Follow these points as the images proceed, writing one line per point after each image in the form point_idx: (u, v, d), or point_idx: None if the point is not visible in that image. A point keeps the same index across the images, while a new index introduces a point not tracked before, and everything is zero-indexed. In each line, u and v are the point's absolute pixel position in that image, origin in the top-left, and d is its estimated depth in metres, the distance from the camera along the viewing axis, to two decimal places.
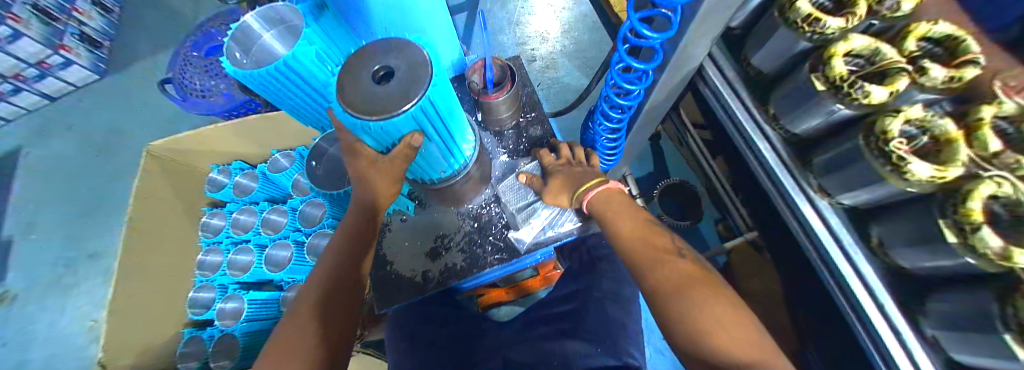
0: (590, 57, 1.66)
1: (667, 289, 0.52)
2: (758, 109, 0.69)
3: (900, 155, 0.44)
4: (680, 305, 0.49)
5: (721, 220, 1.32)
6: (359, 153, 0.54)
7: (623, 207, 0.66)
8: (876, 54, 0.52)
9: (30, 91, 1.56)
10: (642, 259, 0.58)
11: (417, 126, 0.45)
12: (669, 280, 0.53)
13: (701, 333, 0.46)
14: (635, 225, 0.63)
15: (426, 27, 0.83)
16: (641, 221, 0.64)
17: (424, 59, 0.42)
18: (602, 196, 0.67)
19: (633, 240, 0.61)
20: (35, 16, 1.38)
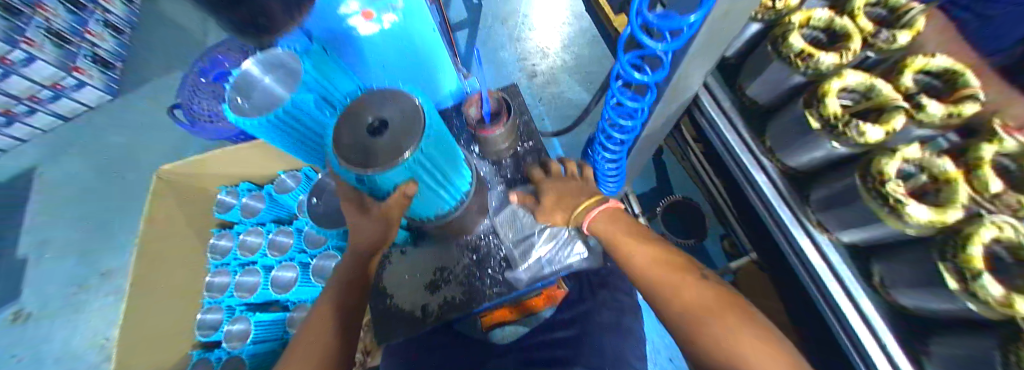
0: (590, 71, 1.67)
1: (690, 314, 0.50)
2: (756, 141, 0.69)
3: (898, 197, 0.45)
4: (709, 334, 0.47)
5: (727, 237, 1.31)
6: (360, 205, 0.57)
7: (627, 227, 0.65)
8: (870, 90, 0.52)
9: (45, 112, 1.60)
10: (658, 281, 0.56)
11: (412, 175, 0.47)
12: (694, 301, 0.51)
13: (730, 356, 0.43)
14: (644, 247, 0.61)
15: (424, 63, 0.84)
16: (651, 245, 0.62)
17: (415, 111, 0.45)
18: (604, 216, 0.68)
19: (647, 264, 0.59)
20: (48, 39, 1.42)
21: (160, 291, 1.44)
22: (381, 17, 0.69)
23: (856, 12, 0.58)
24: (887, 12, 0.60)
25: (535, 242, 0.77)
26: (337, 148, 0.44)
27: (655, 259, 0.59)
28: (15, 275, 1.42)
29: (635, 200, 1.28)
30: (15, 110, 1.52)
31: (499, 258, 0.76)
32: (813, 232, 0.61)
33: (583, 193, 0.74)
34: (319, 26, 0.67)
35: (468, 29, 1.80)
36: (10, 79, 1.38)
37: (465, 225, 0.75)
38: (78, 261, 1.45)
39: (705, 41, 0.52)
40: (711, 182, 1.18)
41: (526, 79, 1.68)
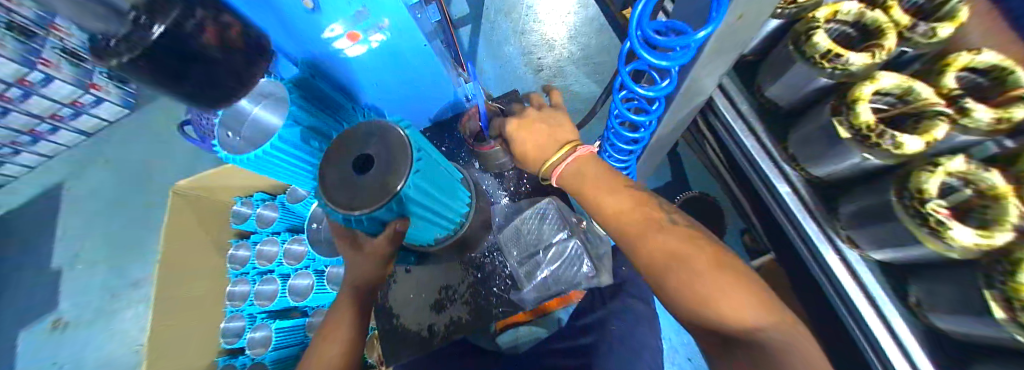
0: (598, 63, 1.61)
1: (661, 260, 0.45)
2: (777, 148, 0.65)
3: (940, 218, 0.41)
4: (677, 276, 0.42)
5: (748, 231, 1.18)
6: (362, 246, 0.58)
7: (597, 173, 0.57)
8: (908, 93, 0.47)
9: (67, 128, 1.57)
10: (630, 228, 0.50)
11: (400, 211, 0.47)
12: (661, 250, 0.45)
13: (699, 303, 0.40)
14: (613, 194, 0.54)
15: (420, 76, 0.77)
16: (623, 190, 0.54)
17: (401, 144, 0.45)
18: (572, 167, 0.58)
19: (618, 215, 0.52)
20: (65, 58, 1.33)
21: (177, 304, 1.45)
22: (367, 37, 0.60)
23: (891, 3, 0.52)
24: (924, 0, 0.55)
25: (542, 261, 0.74)
26: (325, 190, 0.46)
27: (629, 209, 0.51)
28: (51, 285, 1.48)
29: None
30: (39, 129, 1.49)
31: (504, 276, 0.74)
32: (842, 248, 0.57)
33: (555, 139, 0.61)
34: (293, 45, 0.58)
35: (471, 24, 1.75)
36: (32, 99, 1.35)
37: (467, 242, 0.75)
38: (106, 274, 1.50)
39: (715, 49, 0.48)
40: (728, 178, 1.12)
41: (532, 74, 1.62)
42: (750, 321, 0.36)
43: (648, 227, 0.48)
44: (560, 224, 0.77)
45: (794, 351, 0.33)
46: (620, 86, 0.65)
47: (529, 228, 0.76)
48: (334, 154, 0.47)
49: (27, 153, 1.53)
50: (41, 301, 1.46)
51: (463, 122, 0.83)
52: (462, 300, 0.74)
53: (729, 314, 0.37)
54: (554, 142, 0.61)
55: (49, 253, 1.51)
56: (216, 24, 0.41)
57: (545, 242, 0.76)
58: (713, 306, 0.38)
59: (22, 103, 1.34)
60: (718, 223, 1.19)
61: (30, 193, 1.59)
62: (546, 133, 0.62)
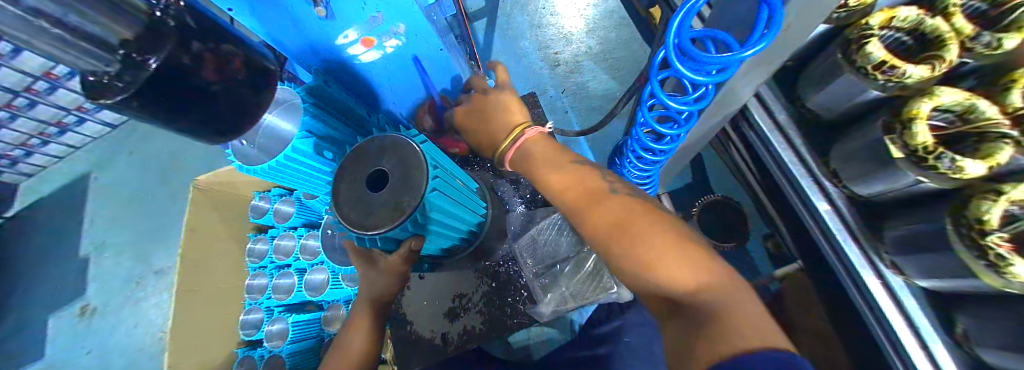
0: (617, 58, 1.56)
1: (606, 231, 0.45)
2: (819, 164, 0.62)
3: (1000, 252, 0.38)
4: (617, 244, 0.43)
5: (772, 236, 1.14)
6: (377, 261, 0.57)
7: (547, 152, 0.56)
8: (970, 111, 0.43)
9: (93, 120, 1.60)
10: (577, 201, 0.50)
11: (413, 230, 0.47)
12: (606, 219, 0.45)
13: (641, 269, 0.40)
14: (559, 171, 0.53)
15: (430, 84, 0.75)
16: (569, 166, 0.54)
17: (418, 163, 0.43)
18: (523, 147, 0.59)
19: (567, 192, 0.52)
20: None
21: (199, 298, 1.50)
22: (382, 43, 0.58)
23: (953, 9, 0.47)
24: (986, 5, 0.50)
25: (558, 272, 0.75)
26: (337, 205, 0.45)
27: (574, 183, 0.52)
28: (79, 272, 1.54)
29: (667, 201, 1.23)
30: (66, 120, 1.53)
31: (519, 287, 0.73)
32: (884, 272, 0.55)
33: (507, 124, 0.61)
34: (300, 43, 0.55)
35: (486, 17, 1.71)
36: (58, 92, 1.39)
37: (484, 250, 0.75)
38: (128, 265, 1.55)
39: (758, 59, 0.45)
40: (754, 184, 1.08)
41: (549, 69, 1.59)
42: (684, 281, 0.36)
43: (592, 198, 0.48)
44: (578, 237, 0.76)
45: (723, 304, 0.32)
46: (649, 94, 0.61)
47: (541, 237, 0.77)
48: (347, 168, 0.46)
49: (55, 143, 1.57)
50: (69, 289, 1.52)
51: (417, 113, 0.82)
52: (476, 309, 0.73)
53: (664, 276, 0.37)
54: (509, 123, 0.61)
55: (78, 240, 1.57)
56: (216, 55, 0.36)
57: (563, 255, 0.76)
58: (650, 272, 0.39)
59: (49, 96, 1.39)
60: (742, 228, 1.14)
61: (55, 185, 1.63)
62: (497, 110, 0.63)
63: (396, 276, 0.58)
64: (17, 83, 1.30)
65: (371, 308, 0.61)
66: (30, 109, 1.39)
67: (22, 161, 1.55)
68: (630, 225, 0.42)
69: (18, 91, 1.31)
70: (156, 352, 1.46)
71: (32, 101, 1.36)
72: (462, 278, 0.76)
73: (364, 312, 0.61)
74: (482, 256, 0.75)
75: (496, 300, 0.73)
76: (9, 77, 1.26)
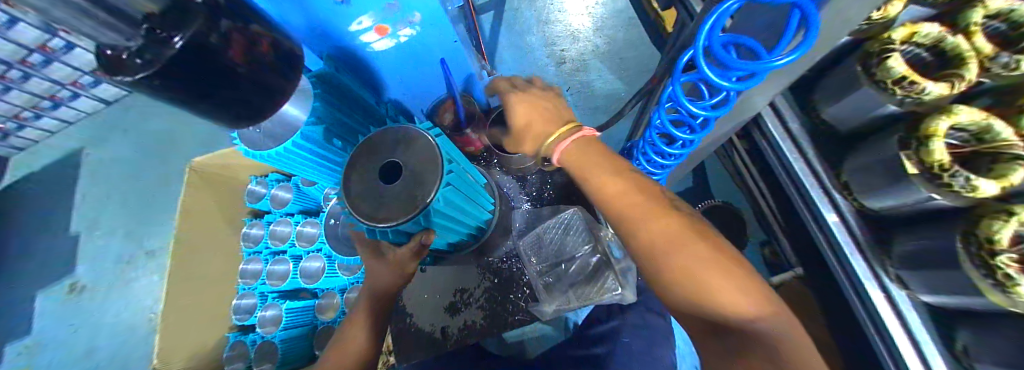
0: (625, 58, 1.56)
1: (660, 248, 0.44)
2: (829, 176, 0.62)
3: (1008, 272, 0.38)
4: (672, 265, 0.42)
5: (769, 244, 1.17)
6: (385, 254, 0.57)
7: (601, 156, 0.55)
8: (986, 131, 0.42)
9: (88, 96, 1.57)
10: (629, 210, 0.48)
11: (423, 224, 0.46)
12: (661, 236, 0.44)
13: (700, 293, 0.40)
14: (610, 176, 0.52)
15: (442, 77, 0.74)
16: (625, 173, 0.52)
17: (435, 156, 0.42)
18: (579, 146, 0.57)
19: (615, 199, 0.50)
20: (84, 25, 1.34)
21: (195, 279, 1.50)
22: (396, 31, 0.57)
23: (974, 28, 0.48)
24: (1005, 26, 0.50)
25: (562, 271, 0.75)
26: (350, 198, 0.44)
27: (625, 192, 0.50)
28: (70, 249, 1.51)
29: None
30: (60, 94, 1.49)
31: (522, 284, 0.73)
32: (888, 286, 0.55)
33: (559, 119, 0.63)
34: (313, 27, 0.54)
35: (493, 10, 1.69)
36: (53, 66, 1.38)
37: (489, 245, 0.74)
38: (120, 245, 1.53)
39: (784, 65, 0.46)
40: (757, 191, 1.08)
41: (555, 66, 1.58)
42: (746, 311, 0.37)
43: (646, 211, 0.47)
44: (587, 237, 0.76)
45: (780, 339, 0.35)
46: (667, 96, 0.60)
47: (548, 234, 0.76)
48: (359, 159, 0.45)
49: (48, 117, 1.53)
50: (58, 266, 1.50)
51: (438, 111, 0.79)
52: (477, 305, 0.73)
53: (728, 305, 0.38)
54: (557, 120, 0.62)
55: (69, 217, 1.54)
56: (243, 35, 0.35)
57: (568, 255, 0.75)
58: (713, 299, 0.39)
59: (44, 69, 1.37)
60: (738, 234, 1.16)
61: (46, 160, 1.60)
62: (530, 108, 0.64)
63: (399, 274, 0.57)
64: (13, 54, 1.27)
65: (371, 304, 0.60)
66: (24, 80, 1.37)
67: (14, 135, 1.52)
68: (687, 245, 0.42)
69: (13, 62, 1.28)
70: (148, 333, 1.45)
71: (26, 73, 1.34)
72: (464, 274, 0.76)
73: (365, 303, 0.61)
74: (485, 252, 0.75)
75: (498, 297, 0.73)
76: (4, 47, 1.23)
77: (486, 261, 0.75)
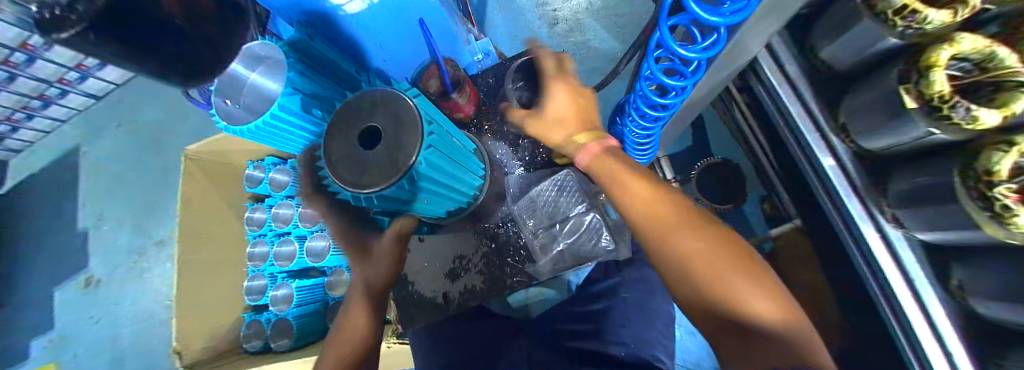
0: (620, 15, 1.48)
1: (691, 264, 0.45)
2: (826, 118, 0.60)
3: (1007, 204, 0.36)
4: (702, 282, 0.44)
5: (768, 198, 1.16)
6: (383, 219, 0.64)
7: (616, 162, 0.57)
8: (987, 59, 0.40)
9: (76, 92, 1.52)
10: (652, 224, 0.49)
11: (410, 189, 0.46)
12: (689, 251, 0.45)
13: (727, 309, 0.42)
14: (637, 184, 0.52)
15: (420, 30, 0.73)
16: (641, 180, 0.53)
17: (414, 117, 0.41)
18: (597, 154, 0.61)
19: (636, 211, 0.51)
20: None
21: (203, 264, 1.53)
22: None
23: None
24: None
25: (558, 233, 0.75)
26: (332, 164, 0.43)
27: (647, 202, 0.51)
28: (80, 245, 1.54)
29: (668, 165, 1.22)
30: (48, 93, 1.45)
31: (518, 247, 0.74)
32: (883, 225, 0.55)
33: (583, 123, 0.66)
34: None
35: None
36: (37, 64, 1.31)
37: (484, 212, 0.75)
38: (129, 238, 1.56)
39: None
40: (757, 145, 1.07)
41: (548, 28, 1.51)
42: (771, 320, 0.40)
43: (669, 227, 0.48)
44: (579, 197, 0.76)
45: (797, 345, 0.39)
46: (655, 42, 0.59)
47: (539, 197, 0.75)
48: (337, 125, 0.44)
49: (40, 117, 1.51)
50: (72, 262, 1.54)
51: (423, 81, 0.74)
52: (477, 268, 0.75)
53: (755, 312, 0.41)
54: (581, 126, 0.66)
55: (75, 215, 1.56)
56: None
57: (562, 215, 0.76)
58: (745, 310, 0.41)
59: (27, 68, 1.32)
60: (735, 193, 1.16)
61: (45, 160, 1.59)
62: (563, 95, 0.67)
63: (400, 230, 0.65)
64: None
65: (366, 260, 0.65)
66: (11, 82, 1.34)
67: (10, 137, 1.50)
68: (715, 265, 0.43)
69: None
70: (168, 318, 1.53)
71: (10, 73, 1.30)
72: (461, 238, 0.77)
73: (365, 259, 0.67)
74: (480, 217, 0.76)
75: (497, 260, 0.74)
76: None
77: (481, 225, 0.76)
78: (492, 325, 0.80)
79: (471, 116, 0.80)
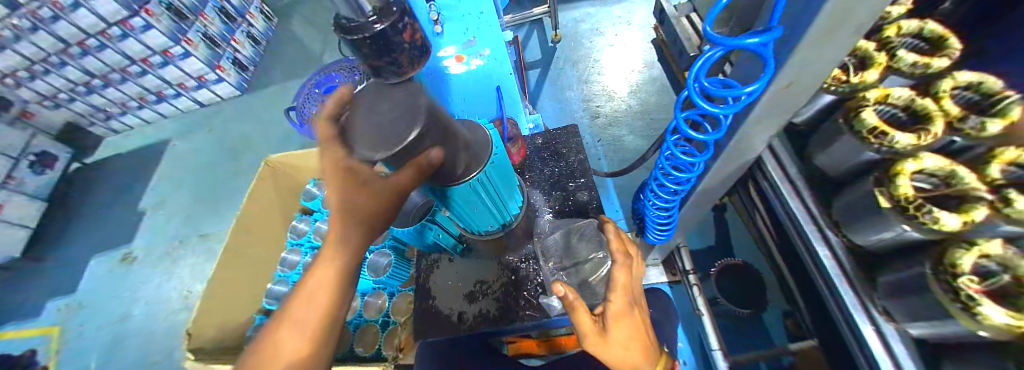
0: (653, 119, 1.74)
1: None
2: (821, 213, 0.66)
3: (970, 294, 0.42)
4: None
5: (791, 315, 1.20)
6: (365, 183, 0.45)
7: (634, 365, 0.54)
8: (951, 175, 0.50)
9: (208, 89, 2.31)
10: None
11: (463, 193, 0.58)
12: None
13: None
14: None
15: (504, 85, 1.06)
16: None
17: (486, 140, 0.57)
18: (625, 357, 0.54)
19: None
20: (204, 42, 2.10)
21: (247, 258, 1.67)
22: (469, 61, 1.00)
23: (942, 94, 0.56)
24: (978, 97, 0.55)
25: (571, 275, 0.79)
26: None
27: None
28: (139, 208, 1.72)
29: (686, 256, 1.24)
30: (187, 84, 2.24)
31: (535, 283, 0.83)
32: (876, 320, 0.54)
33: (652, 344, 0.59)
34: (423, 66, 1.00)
35: (539, 68, 2.03)
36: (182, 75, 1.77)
37: (409, 93, 0.41)
38: None
39: (782, 90, 0.51)
40: (772, 245, 0.96)
41: (589, 119, 1.80)
42: None
43: None
44: (599, 244, 0.78)
45: None
46: (682, 115, 0.67)
47: (450, 164, 0.50)
48: None
49: (184, 97, 2.31)
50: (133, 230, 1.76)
51: None
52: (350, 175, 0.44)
53: None
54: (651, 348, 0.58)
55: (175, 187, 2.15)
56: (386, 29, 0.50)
57: (580, 258, 0.79)
58: None
59: (141, 34, 1.87)
60: (753, 296, 1.25)
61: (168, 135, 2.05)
62: (627, 341, 0.54)
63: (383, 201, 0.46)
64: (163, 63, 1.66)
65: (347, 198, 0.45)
66: (162, 68, 2.11)
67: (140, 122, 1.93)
68: None
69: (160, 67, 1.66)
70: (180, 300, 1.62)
71: (167, 61, 2.06)
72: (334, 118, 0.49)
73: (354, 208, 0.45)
74: (402, 120, 0.39)
75: (395, 199, 0.47)
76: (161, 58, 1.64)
77: (416, 133, 0.39)
78: (474, 355, 0.79)
79: (517, 164, 0.99)
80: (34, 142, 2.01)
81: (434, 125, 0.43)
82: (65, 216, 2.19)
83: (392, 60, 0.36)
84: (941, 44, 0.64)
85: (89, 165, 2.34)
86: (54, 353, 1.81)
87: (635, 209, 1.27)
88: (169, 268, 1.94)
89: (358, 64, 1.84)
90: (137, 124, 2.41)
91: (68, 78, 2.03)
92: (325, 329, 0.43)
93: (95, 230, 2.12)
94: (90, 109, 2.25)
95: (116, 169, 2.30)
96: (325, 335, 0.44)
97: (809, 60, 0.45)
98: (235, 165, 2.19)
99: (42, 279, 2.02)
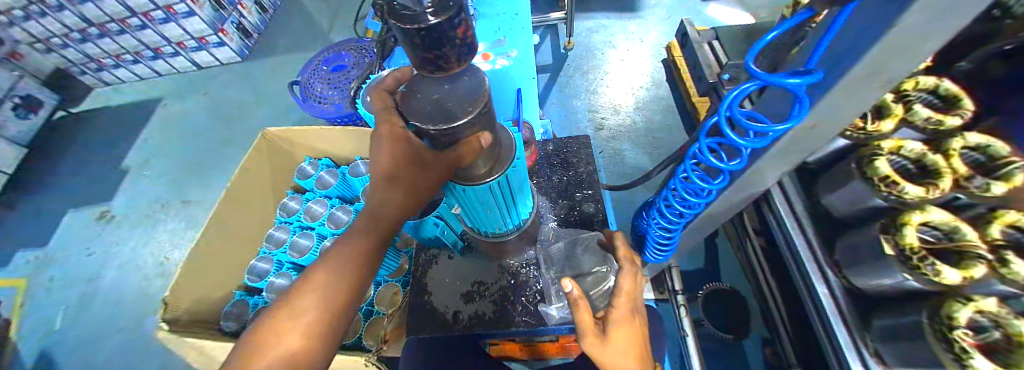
0: (657, 137, 1.76)
1: None
2: (822, 252, 0.68)
3: (965, 347, 0.43)
4: None
5: (770, 344, 1.23)
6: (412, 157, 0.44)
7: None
8: (954, 231, 0.52)
9: (208, 52, 2.24)
10: None
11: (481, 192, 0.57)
12: None
13: None
14: None
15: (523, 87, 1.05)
16: None
17: (510, 143, 0.56)
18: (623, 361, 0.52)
19: None
20: (211, 3, 2.04)
21: (233, 232, 1.62)
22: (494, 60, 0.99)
23: (953, 152, 0.58)
24: (985, 158, 0.58)
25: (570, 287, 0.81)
26: None
27: None
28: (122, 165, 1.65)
29: (677, 277, 1.25)
30: (186, 43, 2.17)
31: (534, 290, 0.83)
32: (868, 362, 0.56)
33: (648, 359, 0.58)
34: None
35: (549, 73, 2.03)
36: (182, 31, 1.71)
37: (473, 77, 0.41)
38: None
39: (805, 131, 0.53)
40: (762, 274, 0.99)
41: (593, 130, 1.81)
42: None
43: None
44: (602, 258, 0.81)
45: None
46: (703, 141, 0.68)
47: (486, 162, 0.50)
48: None
49: (181, 57, 2.24)
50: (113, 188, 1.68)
51: None
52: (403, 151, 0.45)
53: None
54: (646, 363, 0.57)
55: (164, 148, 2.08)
56: None
57: (584, 271, 0.81)
58: None
59: None
60: (736, 322, 1.28)
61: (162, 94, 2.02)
62: (626, 346, 0.53)
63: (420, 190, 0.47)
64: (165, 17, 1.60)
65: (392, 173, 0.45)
66: (163, 24, 2.04)
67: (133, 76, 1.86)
68: None
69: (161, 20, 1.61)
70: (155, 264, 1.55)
71: (169, 18, 2.00)
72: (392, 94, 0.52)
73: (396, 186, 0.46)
74: (465, 101, 0.39)
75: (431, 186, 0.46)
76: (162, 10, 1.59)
77: (476, 113, 0.38)
78: (465, 354, 0.80)
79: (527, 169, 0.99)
80: (20, 84, 1.93)
81: (489, 111, 0.43)
82: (43, 165, 2.10)
83: (441, 54, 0.36)
84: (954, 102, 0.67)
85: (74, 115, 2.25)
86: (16, 306, 1.73)
87: (636, 227, 1.28)
88: (148, 231, 1.87)
89: (370, 47, 1.82)
90: (129, 79, 2.32)
91: (63, 22, 1.95)
92: (345, 299, 0.43)
93: (73, 183, 2.04)
94: (82, 57, 2.16)
95: (102, 122, 2.21)
96: (342, 306, 0.43)
97: (839, 104, 0.46)
98: (229, 133, 2.13)
99: (11, 228, 1.93)
